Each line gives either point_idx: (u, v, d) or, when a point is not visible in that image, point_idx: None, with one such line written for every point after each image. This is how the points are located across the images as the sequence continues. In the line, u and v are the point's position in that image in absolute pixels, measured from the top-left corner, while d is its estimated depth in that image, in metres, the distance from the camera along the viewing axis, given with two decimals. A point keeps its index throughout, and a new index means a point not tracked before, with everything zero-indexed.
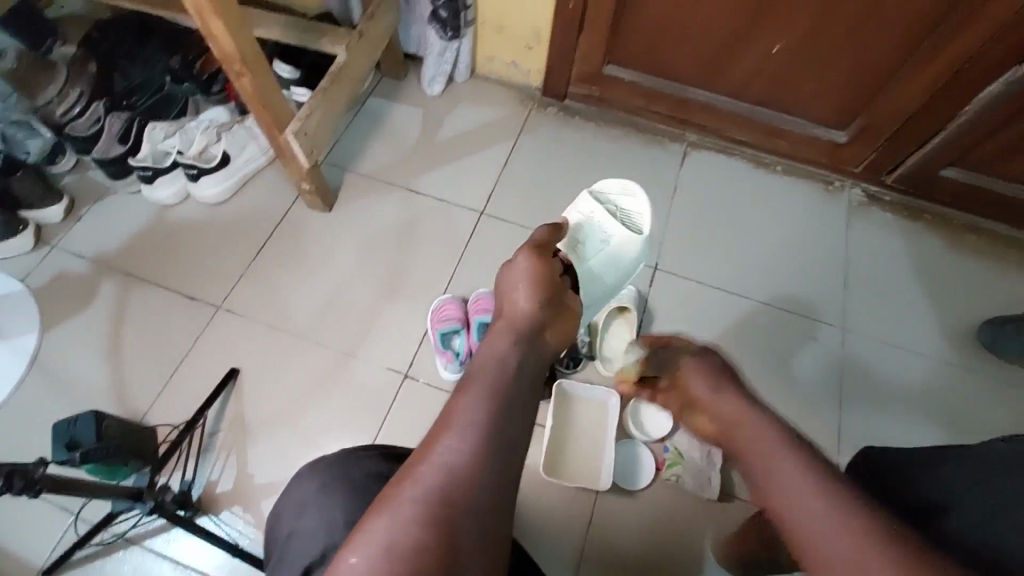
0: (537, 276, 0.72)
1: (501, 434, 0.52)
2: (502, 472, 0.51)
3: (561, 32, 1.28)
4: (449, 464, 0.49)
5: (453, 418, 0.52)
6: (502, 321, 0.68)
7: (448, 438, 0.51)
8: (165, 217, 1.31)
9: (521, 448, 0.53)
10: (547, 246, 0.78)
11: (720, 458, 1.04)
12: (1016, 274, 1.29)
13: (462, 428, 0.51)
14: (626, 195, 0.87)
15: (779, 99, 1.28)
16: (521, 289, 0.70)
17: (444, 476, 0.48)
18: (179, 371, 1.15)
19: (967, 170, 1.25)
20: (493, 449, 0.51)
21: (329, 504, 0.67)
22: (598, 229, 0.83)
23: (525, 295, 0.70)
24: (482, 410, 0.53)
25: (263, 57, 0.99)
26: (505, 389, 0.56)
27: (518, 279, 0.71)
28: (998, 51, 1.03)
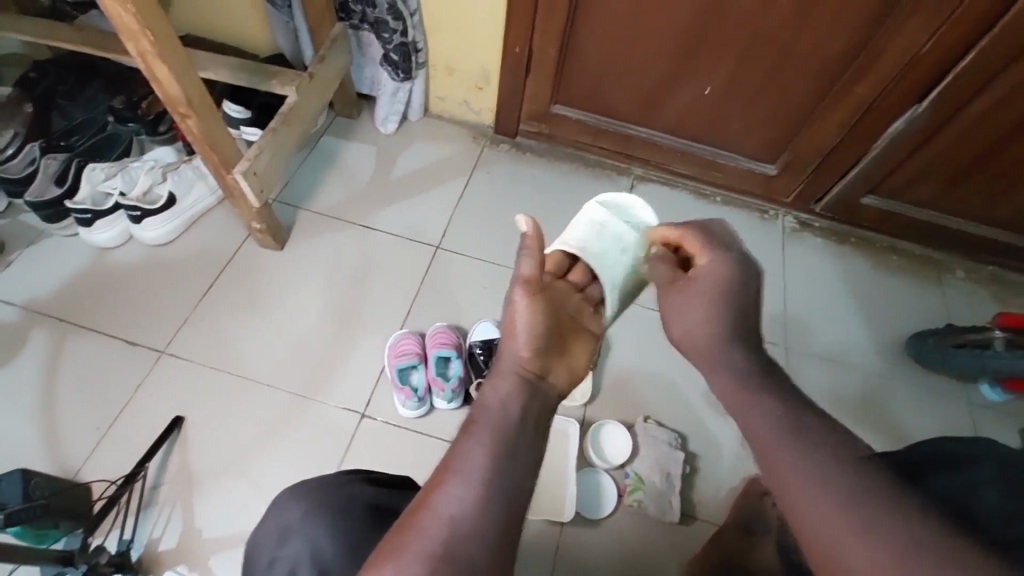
0: (530, 318, 0.66)
1: (508, 482, 0.51)
2: (506, 521, 0.49)
3: (509, 74, 1.34)
4: (453, 515, 0.48)
5: (455, 463, 0.52)
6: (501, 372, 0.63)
7: (455, 484, 0.50)
8: (106, 260, 1.25)
9: (527, 485, 0.52)
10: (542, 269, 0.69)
11: (679, 480, 1.07)
12: (933, 291, 1.40)
13: (466, 474, 0.51)
14: (635, 207, 0.91)
15: (713, 136, 1.37)
16: (518, 330, 0.65)
17: (448, 528, 0.48)
18: (119, 421, 1.09)
19: (883, 198, 1.37)
20: (497, 497, 0.50)
21: (313, 533, 0.64)
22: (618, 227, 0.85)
23: (525, 337, 0.64)
24: (484, 455, 0.52)
25: (209, 98, 0.99)
26: (508, 431, 0.55)
27: (516, 320, 0.66)
28: (897, 93, 1.15)
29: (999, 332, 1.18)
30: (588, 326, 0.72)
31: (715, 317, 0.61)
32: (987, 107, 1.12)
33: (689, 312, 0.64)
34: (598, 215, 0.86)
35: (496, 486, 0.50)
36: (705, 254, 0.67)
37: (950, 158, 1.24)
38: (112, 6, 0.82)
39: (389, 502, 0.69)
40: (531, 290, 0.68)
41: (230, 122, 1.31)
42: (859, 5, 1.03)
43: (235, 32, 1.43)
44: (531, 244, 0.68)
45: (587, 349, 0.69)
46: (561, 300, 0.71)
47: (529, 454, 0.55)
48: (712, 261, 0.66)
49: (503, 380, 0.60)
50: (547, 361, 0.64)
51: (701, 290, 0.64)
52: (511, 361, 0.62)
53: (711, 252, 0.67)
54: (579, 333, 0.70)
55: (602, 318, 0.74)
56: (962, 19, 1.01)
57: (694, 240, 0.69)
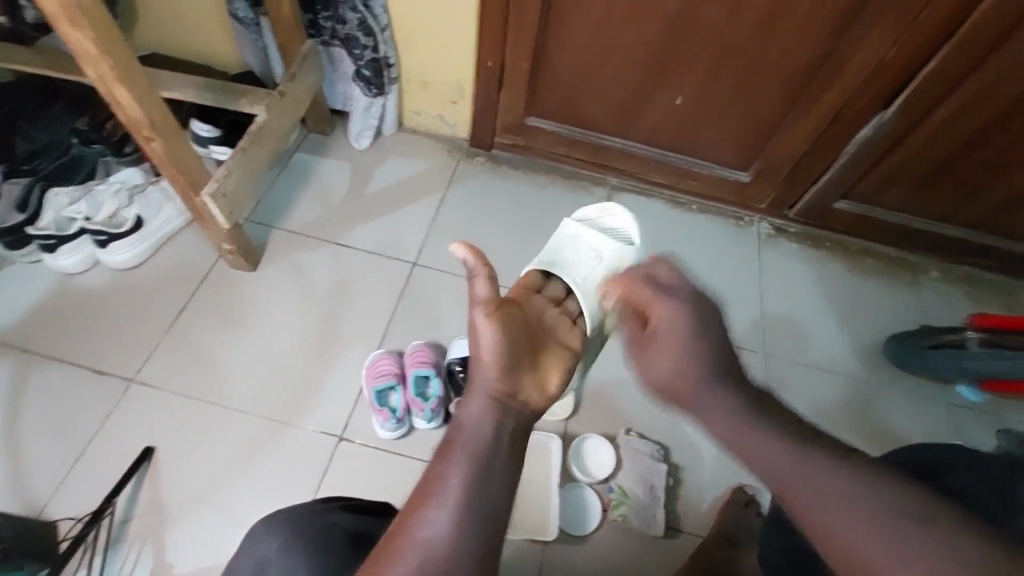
0: (498, 336, 0.66)
1: (485, 505, 0.51)
2: (483, 547, 0.49)
3: (483, 88, 1.34)
4: (428, 538, 0.48)
5: (431, 486, 0.52)
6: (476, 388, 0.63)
7: (431, 508, 0.50)
8: (70, 286, 1.22)
9: (504, 514, 0.52)
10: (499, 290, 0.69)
11: (662, 492, 1.07)
12: (907, 292, 1.43)
13: (442, 497, 0.51)
14: (610, 217, 0.99)
15: (687, 145, 1.38)
16: (485, 351, 0.64)
17: (423, 554, 0.47)
18: (86, 454, 1.05)
19: (854, 202, 1.39)
20: (473, 522, 0.50)
21: (291, 567, 0.61)
22: (587, 242, 0.93)
23: (492, 356, 0.64)
24: (460, 477, 0.52)
25: (173, 120, 0.97)
26: (485, 452, 0.55)
27: (482, 341, 0.65)
28: (863, 101, 1.17)
29: (973, 332, 1.20)
30: (557, 341, 0.73)
31: (688, 368, 0.61)
32: (951, 112, 1.14)
33: (658, 368, 0.63)
34: (573, 228, 0.95)
35: (471, 509, 0.50)
36: (659, 304, 0.65)
37: (917, 162, 1.26)
38: (70, 32, 0.80)
39: (368, 529, 0.67)
40: (494, 310, 0.68)
41: (198, 141, 1.29)
42: (824, 15, 1.05)
43: (203, 49, 1.41)
44: (481, 268, 0.68)
45: (560, 362, 0.70)
46: (530, 319, 0.73)
47: (507, 480, 0.54)
48: (667, 310, 0.64)
49: (475, 398, 0.60)
50: (519, 375, 0.64)
51: (667, 342, 0.63)
52: (484, 378, 0.62)
53: (662, 301, 0.65)
54: (548, 348, 0.71)
55: (570, 333, 0.75)
56: (922, 28, 1.03)
57: (644, 291, 0.67)
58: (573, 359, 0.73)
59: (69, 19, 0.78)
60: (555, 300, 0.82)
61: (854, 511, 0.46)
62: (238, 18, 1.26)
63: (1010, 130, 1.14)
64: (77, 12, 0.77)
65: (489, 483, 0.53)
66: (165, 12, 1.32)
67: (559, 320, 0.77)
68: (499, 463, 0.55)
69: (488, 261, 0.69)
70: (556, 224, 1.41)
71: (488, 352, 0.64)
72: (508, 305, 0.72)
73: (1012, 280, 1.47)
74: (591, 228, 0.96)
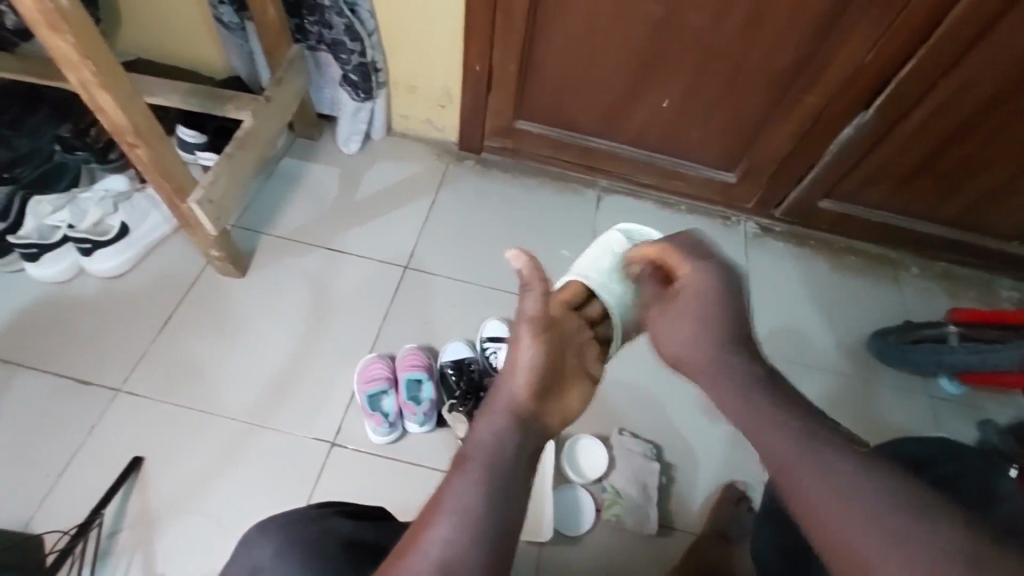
0: (535, 352, 0.68)
1: (496, 515, 0.51)
2: (493, 559, 0.49)
3: (470, 93, 1.35)
4: (441, 557, 0.48)
5: (443, 501, 0.51)
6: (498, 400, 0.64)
7: (442, 523, 0.50)
8: (53, 295, 1.20)
9: (514, 527, 0.52)
10: (545, 308, 0.74)
11: (655, 491, 1.08)
12: (892, 289, 1.45)
13: (452, 511, 0.51)
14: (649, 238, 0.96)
15: (674, 147, 1.40)
16: (522, 368, 0.66)
17: (435, 568, 0.47)
18: (72, 466, 1.04)
19: (839, 201, 1.42)
20: (486, 536, 0.50)
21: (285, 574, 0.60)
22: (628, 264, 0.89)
23: (524, 374, 0.65)
24: (475, 493, 0.52)
25: (159, 126, 0.96)
26: (502, 465, 0.55)
27: (520, 357, 0.68)
28: (843, 102, 1.20)
29: (953, 326, 1.22)
30: (585, 366, 0.75)
31: (700, 332, 0.67)
32: (928, 112, 1.17)
33: (673, 332, 0.70)
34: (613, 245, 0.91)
35: (481, 520, 0.50)
36: (685, 266, 0.73)
37: (897, 161, 1.29)
38: (50, 38, 0.79)
39: (366, 536, 0.66)
40: (536, 326, 0.71)
41: (184, 147, 1.28)
42: (803, 18, 1.07)
43: (189, 54, 1.40)
44: (535, 281, 0.74)
45: (584, 389, 0.72)
46: (566, 335, 0.75)
47: (516, 490, 0.54)
48: (695, 273, 0.71)
49: (497, 414, 0.61)
50: (546, 400, 0.65)
51: (687, 307, 0.70)
52: (510, 398, 0.62)
53: (690, 264, 0.72)
54: (577, 373, 0.72)
55: (596, 362, 0.77)
56: (898, 30, 1.06)
57: (676, 254, 0.75)
58: (594, 388, 0.74)
59: (49, 25, 0.77)
60: (591, 320, 0.81)
61: (848, 508, 0.47)
62: (223, 23, 1.25)
63: (985, 129, 1.17)
64: (56, 17, 0.76)
65: (499, 492, 0.53)
66: (150, 15, 1.31)
67: (590, 344, 0.78)
68: (507, 475, 0.54)
69: (543, 275, 0.74)
70: (547, 226, 1.42)
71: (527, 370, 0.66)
72: (553, 319, 0.75)
73: (992, 275, 1.50)
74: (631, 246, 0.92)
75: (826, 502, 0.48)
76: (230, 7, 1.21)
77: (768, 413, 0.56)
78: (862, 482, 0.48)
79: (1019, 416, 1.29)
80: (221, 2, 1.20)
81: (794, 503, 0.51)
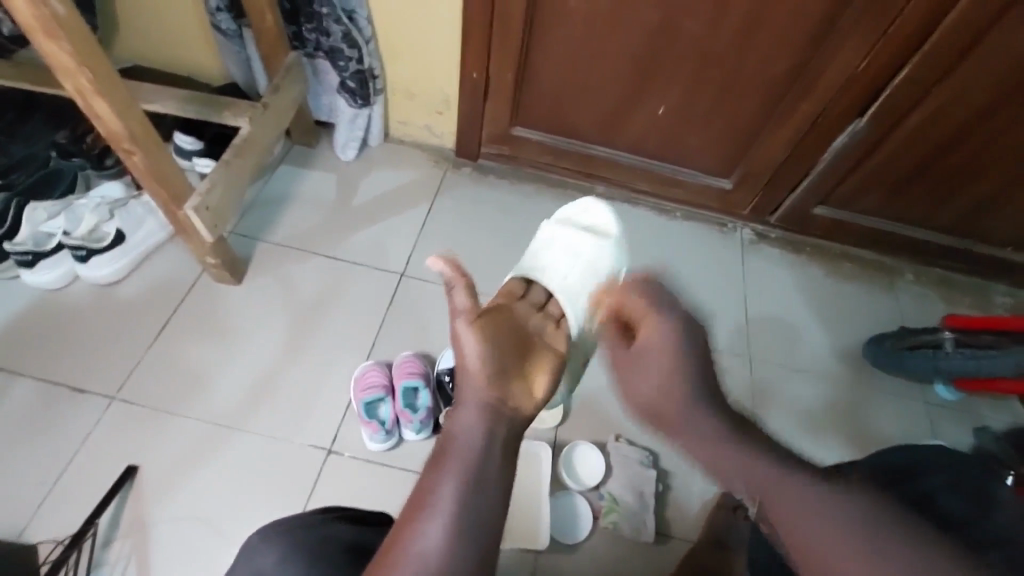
0: (483, 341, 0.67)
1: (479, 511, 0.52)
2: (477, 556, 0.50)
3: (468, 100, 1.35)
4: (423, 551, 0.49)
5: (427, 500, 0.52)
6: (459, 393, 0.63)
7: (423, 520, 0.51)
8: (48, 301, 1.19)
9: (497, 525, 0.53)
10: (476, 299, 0.73)
11: (652, 498, 1.08)
12: (887, 295, 1.46)
13: (433, 509, 0.52)
14: (585, 212, 0.99)
15: (670, 154, 1.40)
16: (468, 357, 0.65)
17: (418, 564, 0.48)
18: (66, 474, 1.03)
19: (834, 207, 1.42)
20: (467, 532, 0.50)
21: None
22: (569, 242, 0.92)
23: (477, 364, 0.64)
24: (455, 492, 0.53)
25: (154, 133, 0.96)
26: (478, 459, 0.56)
27: (465, 350, 0.66)
28: (838, 109, 1.20)
29: (949, 332, 1.24)
30: (545, 343, 0.73)
31: (666, 390, 0.65)
32: (923, 119, 1.18)
33: (642, 385, 0.68)
34: (549, 231, 0.95)
35: (461, 515, 0.51)
36: (652, 317, 0.71)
37: (892, 168, 1.30)
38: (46, 45, 0.79)
39: (365, 541, 0.66)
40: (475, 318, 0.70)
41: (182, 154, 1.28)
42: (798, 27, 1.08)
43: (186, 61, 1.40)
44: (458, 278, 0.73)
45: (549, 362, 0.70)
46: (515, 322, 0.74)
47: (498, 490, 0.55)
48: (655, 330, 0.70)
49: (463, 407, 0.60)
50: (504, 379, 0.63)
51: (654, 362, 0.67)
52: (469, 389, 0.62)
53: (656, 316, 0.71)
54: (538, 350, 0.70)
55: (557, 336, 0.76)
56: (893, 39, 1.07)
57: (641, 301, 0.73)
58: (562, 360, 0.72)
59: (45, 32, 0.77)
60: (537, 304, 0.81)
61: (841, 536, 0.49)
62: (221, 30, 1.25)
63: (980, 136, 1.18)
64: (52, 23, 0.76)
65: (483, 489, 0.54)
66: (147, 22, 1.31)
67: (544, 324, 0.77)
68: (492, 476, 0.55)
69: (465, 271, 0.74)
70: None
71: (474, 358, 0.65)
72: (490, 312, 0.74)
73: (987, 281, 1.51)
74: (568, 227, 0.96)
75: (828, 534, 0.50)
76: (228, 15, 1.21)
77: (742, 452, 0.57)
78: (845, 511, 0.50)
79: (1014, 422, 1.29)
80: (219, 10, 1.20)
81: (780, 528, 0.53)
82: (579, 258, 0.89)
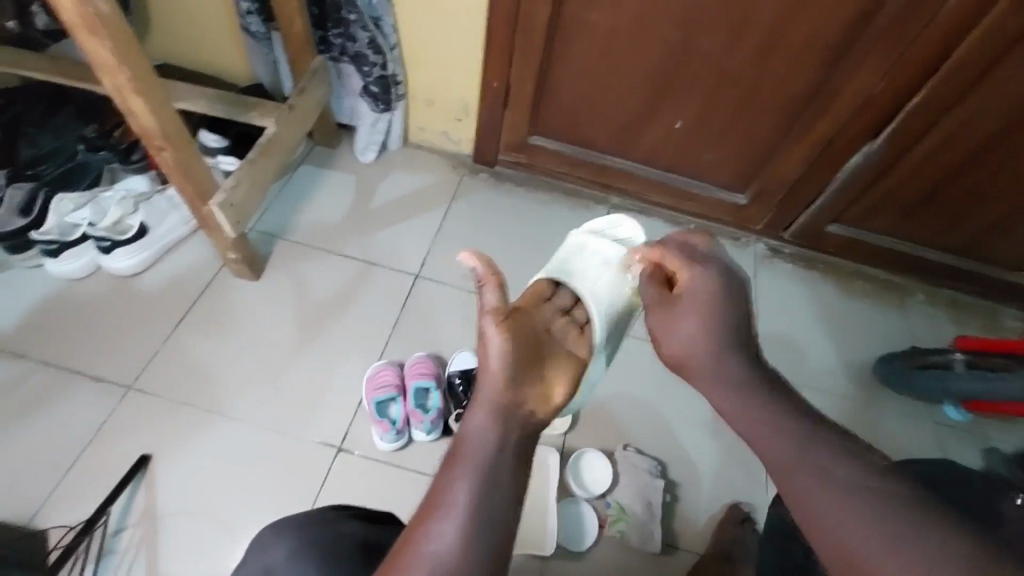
0: (507, 343, 0.65)
1: (491, 511, 0.53)
2: (490, 557, 0.50)
3: (487, 108, 1.37)
4: (438, 552, 0.50)
5: (441, 500, 0.53)
6: (476, 393, 0.63)
7: (438, 521, 0.52)
8: (70, 291, 1.22)
9: (509, 529, 0.53)
10: (506, 300, 0.70)
11: (659, 509, 1.07)
12: (899, 315, 1.46)
13: (448, 508, 0.52)
14: (617, 226, 0.95)
15: (685, 168, 1.41)
16: (492, 360, 0.64)
17: (432, 564, 0.49)
18: (80, 460, 1.04)
19: (848, 226, 1.43)
20: (481, 533, 0.51)
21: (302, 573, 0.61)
22: (597, 249, 0.88)
23: (498, 367, 0.64)
24: (469, 494, 0.53)
25: (185, 131, 0.98)
26: (491, 462, 0.56)
27: (487, 350, 0.65)
28: (854, 129, 1.21)
29: (959, 353, 1.23)
30: (564, 350, 0.73)
31: (712, 329, 0.66)
32: (937, 142, 1.19)
33: (679, 331, 0.68)
34: (579, 238, 0.91)
35: (474, 515, 0.52)
36: (687, 270, 0.70)
37: (907, 188, 1.30)
38: (88, 42, 0.82)
39: (378, 538, 0.67)
40: (502, 319, 0.68)
41: (206, 151, 1.31)
42: (818, 47, 1.10)
43: (214, 61, 1.43)
44: (490, 277, 0.69)
45: (567, 372, 0.70)
46: (540, 326, 0.73)
47: (514, 494, 0.55)
48: (695, 279, 0.69)
49: (480, 410, 0.61)
50: (523, 386, 0.64)
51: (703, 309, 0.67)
52: (488, 392, 0.62)
53: (694, 267, 0.70)
54: (555, 359, 0.70)
55: (578, 343, 0.75)
56: (908, 63, 1.08)
57: (676, 257, 0.72)
58: (579, 370, 0.72)
59: (87, 30, 0.80)
60: (563, 308, 0.79)
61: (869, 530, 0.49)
62: (250, 32, 1.28)
63: (994, 161, 1.19)
64: (95, 22, 0.79)
65: (499, 488, 0.54)
66: (180, 21, 1.34)
67: (566, 329, 0.76)
68: (505, 477, 0.56)
69: (496, 270, 0.69)
70: (558, 240, 1.43)
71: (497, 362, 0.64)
72: (517, 310, 0.72)
73: (1000, 305, 1.50)
74: (600, 237, 0.91)
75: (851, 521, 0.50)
76: (258, 18, 1.24)
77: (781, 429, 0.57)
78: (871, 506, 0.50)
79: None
80: (250, 13, 1.23)
81: (802, 509, 0.54)
82: (608, 264, 0.85)
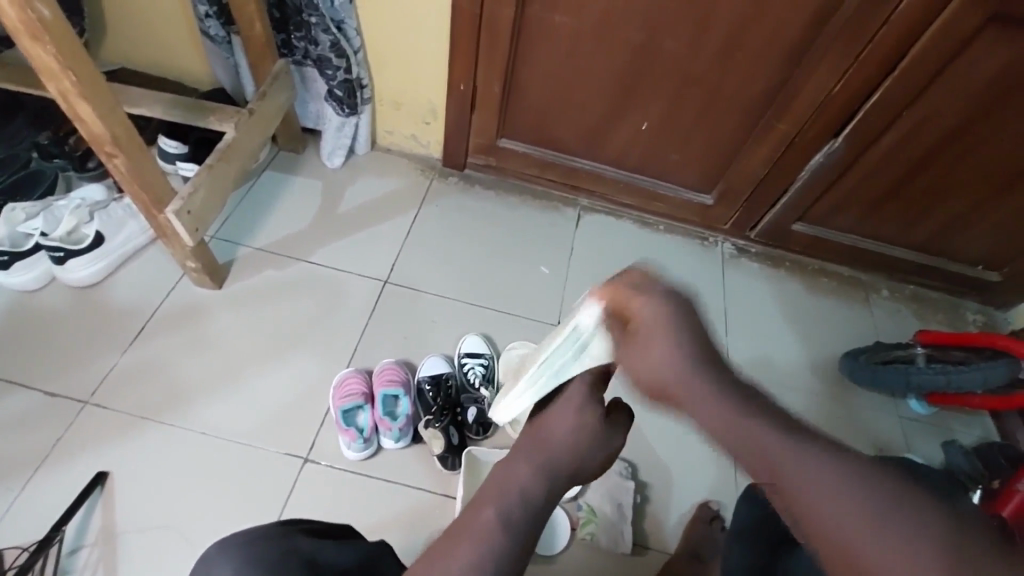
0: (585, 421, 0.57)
1: (509, 567, 0.47)
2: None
3: (455, 111, 1.37)
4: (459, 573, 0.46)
5: (468, 527, 0.49)
6: (535, 436, 0.57)
7: (460, 552, 0.47)
8: (21, 303, 1.17)
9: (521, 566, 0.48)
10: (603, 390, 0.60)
11: (629, 510, 1.08)
12: (862, 310, 1.49)
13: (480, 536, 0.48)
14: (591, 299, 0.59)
15: (651, 169, 1.43)
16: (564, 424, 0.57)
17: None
18: (36, 480, 1.01)
19: (811, 225, 1.45)
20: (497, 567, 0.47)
21: None
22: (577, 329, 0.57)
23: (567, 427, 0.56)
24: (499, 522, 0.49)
25: (139, 137, 0.96)
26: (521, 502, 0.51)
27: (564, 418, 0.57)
28: (816, 127, 1.23)
29: (921, 348, 1.28)
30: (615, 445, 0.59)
31: (672, 358, 0.49)
32: (896, 139, 1.22)
33: (646, 366, 0.51)
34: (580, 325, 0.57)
35: (492, 565, 0.47)
36: (636, 299, 0.51)
37: (867, 186, 1.33)
38: (30, 46, 0.79)
39: (328, 555, 0.65)
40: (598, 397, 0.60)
41: (165, 158, 1.28)
42: (776, 49, 1.12)
43: (173, 66, 1.40)
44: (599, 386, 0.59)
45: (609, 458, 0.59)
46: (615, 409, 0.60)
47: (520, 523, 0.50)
48: (647, 307, 0.51)
49: (523, 464, 0.54)
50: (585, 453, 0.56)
51: (651, 342, 0.50)
52: (549, 454, 0.55)
53: (642, 296, 0.51)
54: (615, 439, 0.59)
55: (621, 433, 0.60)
56: (863, 63, 1.10)
57: (620, 292, 0.52)
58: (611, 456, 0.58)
59: (29, 34, 0.77)
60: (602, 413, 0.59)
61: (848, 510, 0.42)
62: (209, 35, 1.25)
63: (947, 158, 1.23)
64: (36, 27, 0.76)
65: (514, 521, 0.50)
66: (136, 25, 1.31)
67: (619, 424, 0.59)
68: (531, 526, 0.51)
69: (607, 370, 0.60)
70: (528, 242, 1.43)
71: (568, 439, 0.56)
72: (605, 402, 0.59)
73: (959, 298, 1.55)
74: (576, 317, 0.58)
75: (839, 502, 0.42)
76: (217, 21, 1.22)
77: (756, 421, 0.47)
78: (847, 479, 0.43)
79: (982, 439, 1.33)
80: (208, 16, 1.21)
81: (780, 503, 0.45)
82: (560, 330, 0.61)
